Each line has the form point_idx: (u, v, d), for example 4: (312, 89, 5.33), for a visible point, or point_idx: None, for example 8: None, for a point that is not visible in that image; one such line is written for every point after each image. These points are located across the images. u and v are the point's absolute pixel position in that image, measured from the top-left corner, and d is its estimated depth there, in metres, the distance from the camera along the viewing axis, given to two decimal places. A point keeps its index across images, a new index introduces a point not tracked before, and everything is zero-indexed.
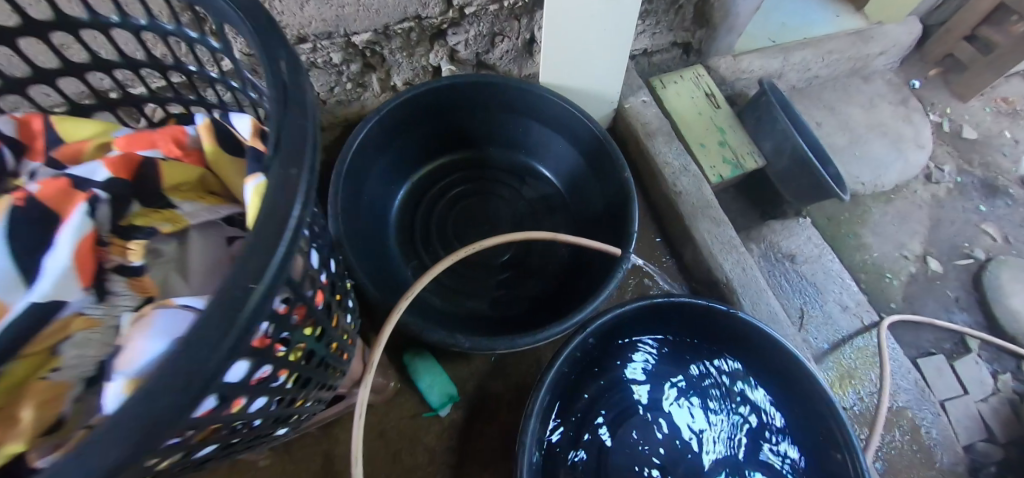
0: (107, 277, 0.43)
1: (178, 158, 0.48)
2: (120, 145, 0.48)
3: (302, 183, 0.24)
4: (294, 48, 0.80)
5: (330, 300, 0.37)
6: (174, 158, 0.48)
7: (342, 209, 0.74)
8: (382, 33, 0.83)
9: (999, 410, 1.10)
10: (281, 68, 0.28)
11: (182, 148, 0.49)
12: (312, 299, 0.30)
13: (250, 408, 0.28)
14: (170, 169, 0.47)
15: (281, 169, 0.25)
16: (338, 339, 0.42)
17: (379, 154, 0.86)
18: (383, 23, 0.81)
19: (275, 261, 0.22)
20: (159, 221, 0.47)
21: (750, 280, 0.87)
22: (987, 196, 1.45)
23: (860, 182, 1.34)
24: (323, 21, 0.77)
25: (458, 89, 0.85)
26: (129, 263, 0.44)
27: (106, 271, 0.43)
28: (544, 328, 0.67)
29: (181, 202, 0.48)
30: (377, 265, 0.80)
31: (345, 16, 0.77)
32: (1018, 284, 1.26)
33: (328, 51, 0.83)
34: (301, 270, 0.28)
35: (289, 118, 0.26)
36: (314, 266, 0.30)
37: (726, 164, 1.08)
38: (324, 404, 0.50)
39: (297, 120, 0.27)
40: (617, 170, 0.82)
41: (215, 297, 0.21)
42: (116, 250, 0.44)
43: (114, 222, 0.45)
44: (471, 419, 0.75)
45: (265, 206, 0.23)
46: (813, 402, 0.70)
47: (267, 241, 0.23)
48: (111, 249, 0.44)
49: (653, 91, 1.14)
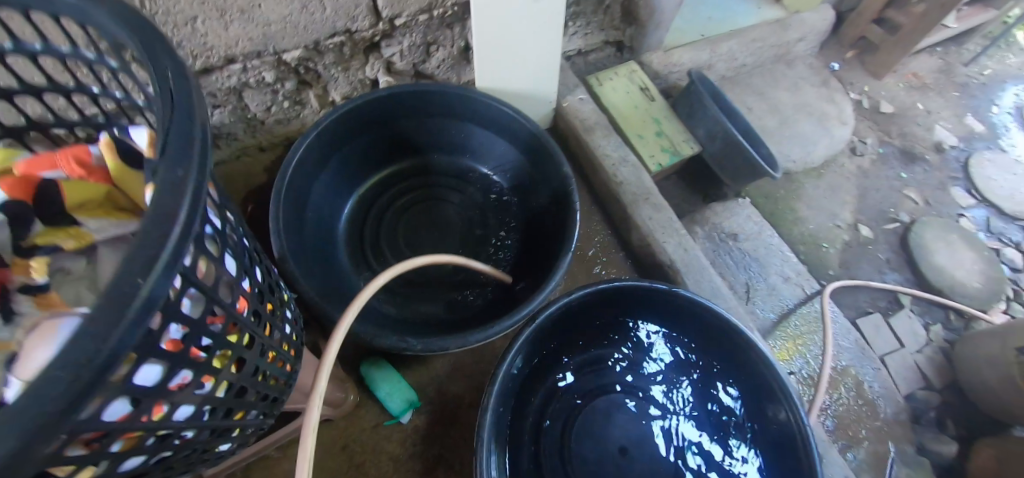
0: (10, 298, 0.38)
1: (80, 177, 0.43)
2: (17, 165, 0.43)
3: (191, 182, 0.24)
4: (223, 69, 0.79)
5: (257, 309, 0.38)
6: (76, 178, 0.43)
7: (283, 225, 0.73)
8: (313, 49, 0.83)
9: (933, 358, 1.18)
10: (166, 73, 0.28)
11: (85, 167, 0.44)
12: (231, 306, 0.32)
13: (174, 416, 0.29)
14: (72, 189, 0.42)
15: (168, 170, 0.24)
16: (274, 349, 0.43)
17: (320, 169, 0.85)
18: (313, 39, 0.81)
19: (166, 253, 0.22)
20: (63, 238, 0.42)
21: (692, 260, 0.90)
22: (907, 163, 1.56)
23: (792, 160, 1.42)
24: (251, 40, 0.77)
25: (395, 98, 0.86)
26: (34, 281, 0.40)
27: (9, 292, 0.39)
28: (495, 324, 0.68)
29: (86, 219, 0.42)
30: (326, 278, 0.80)
31: (273, 34, 0.77)
32: (940, 242, 1.37)
33: (259, 70, 0.82)
34: (214, 277, 0.30)
35: (174, 121, 0.26)
36: (229, 273, 0.32)
37: (664, 153, 1.13)
38: (272, 419, 0.51)
39: (182, 122, 0.26)
40: (556, 165, 0.84)
41: (102, 295, 0.21)
42: (18, 270, 0.40)
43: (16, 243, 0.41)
44: (433, 423, 0.76)
45: (149, 206, 0.23)
46: (756, 367, 0.74)
47: (156, 236, 0.22)
48: (13, 270, 0.40)
49: (590, 88, 1.18)
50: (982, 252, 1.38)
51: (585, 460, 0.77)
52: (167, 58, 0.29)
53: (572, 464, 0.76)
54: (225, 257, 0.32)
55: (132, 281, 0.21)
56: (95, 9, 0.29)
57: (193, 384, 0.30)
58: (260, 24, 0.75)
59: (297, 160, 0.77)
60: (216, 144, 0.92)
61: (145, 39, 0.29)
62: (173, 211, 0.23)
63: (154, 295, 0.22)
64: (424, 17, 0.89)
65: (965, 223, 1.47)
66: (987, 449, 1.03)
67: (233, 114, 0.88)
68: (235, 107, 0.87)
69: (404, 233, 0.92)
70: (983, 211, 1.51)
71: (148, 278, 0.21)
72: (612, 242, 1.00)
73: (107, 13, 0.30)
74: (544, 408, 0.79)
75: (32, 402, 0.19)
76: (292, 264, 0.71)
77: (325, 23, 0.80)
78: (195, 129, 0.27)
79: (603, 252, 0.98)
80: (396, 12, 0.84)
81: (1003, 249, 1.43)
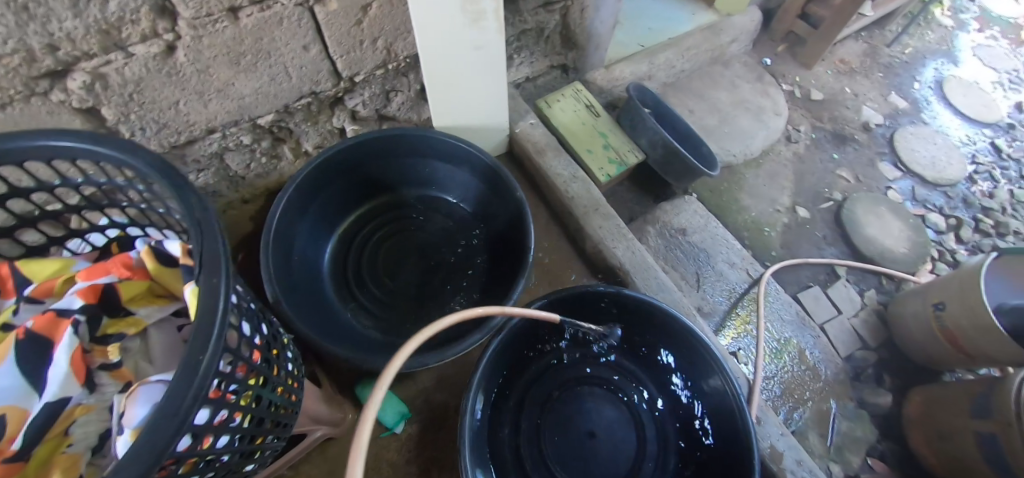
0: (95, 375, 0.54)
1: (129, 277, 0.57)
2: (81, 276, 0.57)
3: (223, 285, 0.35)
4: (205, 139, 0.89)
5: (266, 355, 0.49)
6: (126, 278, 0.57)
7: (275, 272, 0.84)
8: (284, 111, 0.94)
9: (868, 321, 1.33)
10: (192, 200, 0.39)
11: (131, 268, 0.58)
12: (250, 358, 0.43)
13: (218, 443, 0.40)
14: (126, 288, 0.57)
15: (207, 278, 0.35)
16: (281, 384, 0.54)
17: (302, 216, 0.95)
18: (283, 104, 0.92)
19: (214, 335, 0.34)
20: (126, 326, 0.57)
21: (640, 260, 1.01)
22: (839, 145, 1.71)
23: (732, 154, 1.55)
24: (228, 113, 0.86)
25: (363, 146, 0.96)
26: (110, 360, 0.55)
27: (93, 371, 0.54)
28: (467, 338, 0.79)
29: (138, 307, 0.58)
30: (318, 314, 0.90)
31: (248, 105, 0.87)
32: (870, 215, 1.52)
33: (237, 135, 0.92)
34: (237, 340, 0.41)
35: (204, 238, 0.37)
36: (246, 335, 0.43)
37: (612, 164, 1.25)
38: (285, 442, 0.61)
39: (208, 236, 0.37)
40: (511, 190, 0.96)
41: (178, 370, 0.32)
42: (98, 353, 0.55)
43: (92, 334, 0.55)
44: (424, 429, 0.87)
45: (200, 306, 0.34)
46: (696, 349, 0.85)
47: (205, 327, 0.34)
48: (94, 353, 0.54)
49: (540, 111, 1.30)
50: (908, 220, 1.54)
51: (558, 446, 0.89)
52: (189, 189, 0.39)
53: (548, 451, 0.88)
54: (243, 324, 0.43)
55: (193, 357, 0.33)
56: (127, 156, 0.40)
57: (229, 419, 0.41)
58: (235, 98, 0.85)
59: (281, 212, 0.87)
60: None
61: (170, 177, 0.39)
62: (212, 306, 0.34)
63: (208, 363, 0.33)
64: (380, 71, 0.99)
65: (893, 194, 1.62)
66: (916, 397, 1.17)
67: (216, 174, 0.99)
68: (218, 168, 0.97)
69: (383, 264, 1.02)
70: (908, 182, 1.67)
71: (206, 354, 0.33)
72: (572, 250, 1.11)
73: (135, 157, 0.40)
74: (520, 405, 0.91)
75: (144, 443, 0.31)
76: (286, 306, 0.81)
77: (293, 89, 0.90)
78: (218, 240, 0.37)
79: (563, 261, 1.10)
80: (354, 71, 0.95)
81: (929, 214, 1.60)
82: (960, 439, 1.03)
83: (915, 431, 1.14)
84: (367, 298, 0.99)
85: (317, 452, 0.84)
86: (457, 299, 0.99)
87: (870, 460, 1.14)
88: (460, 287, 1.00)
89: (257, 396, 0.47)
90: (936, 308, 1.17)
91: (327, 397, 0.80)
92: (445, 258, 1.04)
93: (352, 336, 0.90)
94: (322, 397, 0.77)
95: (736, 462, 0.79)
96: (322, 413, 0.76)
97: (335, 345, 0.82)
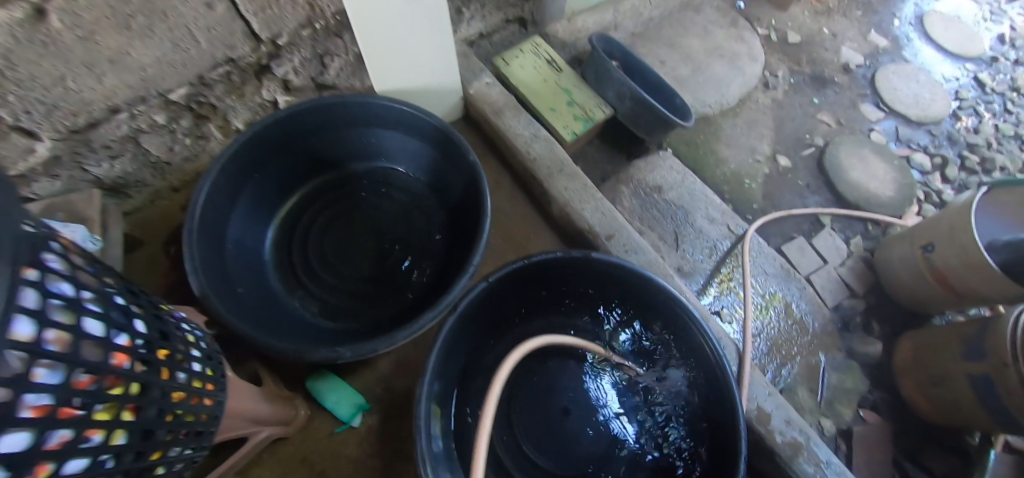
0: None
1: None
2: None
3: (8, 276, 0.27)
4: (112, 120, 0.80)
5: (146, 358, 0.42)
6: None
7: (201, 263, 0.75)
8: (199, 84, 0.84)
9: (856, 269, 1.27)
10: None
11: None
12: (102, 363, 0.35)
13: (65, 470, 0.33)
14: None
15: None
16: (178, 388, 0.46)
17: (233, 200, 0.86)
18: (195, 74, 0.82)
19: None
20: None
21: (611, 221, 0.93)
22: (819, 89, 1.62)
23: (707, 104, 1.47)
24: (130, 87, 0.77)
25: (296, 117, 0.87)
26: None
27: None
28: (420, 318, 0.72)
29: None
30: (258, 305, 0.82)
31: (152, 77, 0.77)
32: (853, 159, 1.45)
33: (149, 115, 0.83)
34: (73, 343, 0.33)
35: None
36: (93, 336, 0.35)
37: (577, 121, 1.16)
38: (204, 451, 0.54)
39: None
40: (463, 155, 0.87)
41: None
42: None
43: None
44: (385, 420, 0.80)
45: None
46: (673, 311, 0.78)
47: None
48: None
49: (498, 69, 1.19)
50: (892, 162, 1.48)
51: (532, 427, 0.83)
52: None
53: (518, 430, 0.82)
54: (89, 323, 0.35)
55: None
56: None
57: (77, 439, 0.33)
58: (136, 70, 0.75)
59: (203, 196, 0.78)
60: (126, 194, 0.93)
61: None
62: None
63: None
64: (307, 31, 0.88)
65: (877, 136, 1.55)
66: (906, 343, 1.12)
67: (134, 161, 0.89)
68: (134, 154, 0.87)
69: (332, 246, 0.94)
70: (891, 122, 1.60)
71: None
72: (537, 217, 1.02)
73: None
74: (489, 386, 0.84)
75: None
76: (215, 299, 0.72)
77: (203, 56, 0.80)
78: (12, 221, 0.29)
79: (530, 228, 1.01)
80: (275, 32, 0.84)
81: (913, 154, 1.53)
82: (952, 383, 0.99)
83: (906, 378, 1.10)
84: (316, 285, 0.90)
85: (268, 454, 0.77)
86: (415, 278, 0.91)
87: (862, 411, 1.10)
88: (417, 265, 0.92)
89: (133, 407, 0.40)
90: (924, 249, 1.11)
91: (270, 394, 0.73)
92: (400, 235, 0.95)
93: (299, 327, 0.82)
94: (261, 395, 0.70)
95: (723, 429, 0.73)
96: (262, 413, 0.69)
97: (275, 338, 0.74)
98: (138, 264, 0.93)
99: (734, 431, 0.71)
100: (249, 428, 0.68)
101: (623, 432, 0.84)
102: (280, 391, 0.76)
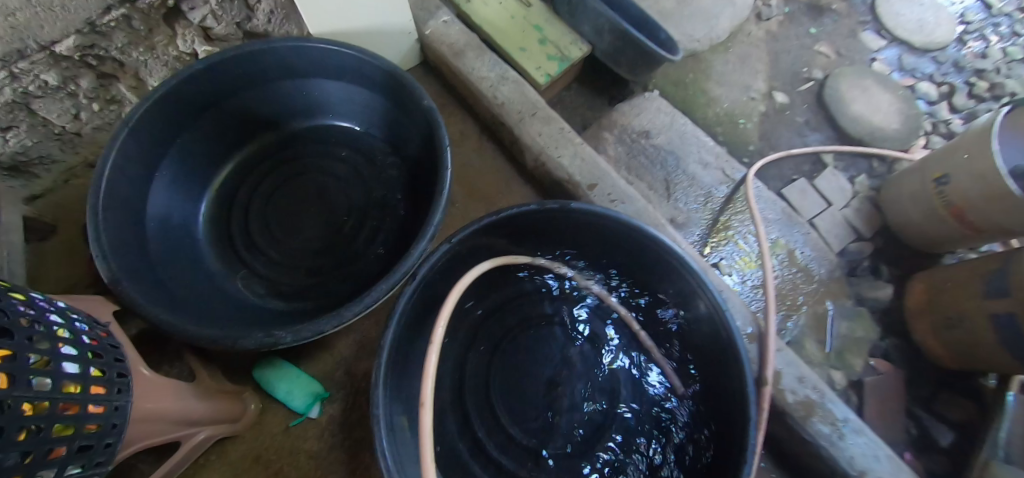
0: None
1: None
2: None
3: None
4: None
5: None
6: None
7: (111, 244, 0.63)
8: (91, 32, 0.69)
9: (862, 210, 1.17)
10: None
11: None
12: None
13: None
14: None
15: None
16: (30, 399, 0.36)
17: (152, 170, 0.73)
18: (84, 20, 0.67)
19: None
20: None
21: (593, 168, 0.82)
22: (816, 17, 1.48)
23: (695, 39, 1.34)
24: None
25: (217, 68, 0.73)
26: None
27: None
28: (371, 291, 0.61)
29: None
30: (190, 289, 0.70)
31: (25, 25, 0.62)
32: (854, 91, 1.34)
33: (35, 73, 0.68)
34: None
35: None
36: None
37: (552, 61, 1.04)
38: (99, 468, 0.44)
39: None
40: (417, 100, 0.75)
41: None
42: None
43: None
44: (349, 408, 0.71)
45: None
46: (667, 263, 0.68)
47: None
48: None
49: (458, 8, 1.05)
50: (896, 93, 1.36)
51: (516, 403, 0.73)
52: None
53: (499, 409, 0.72)
54: None
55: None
56: None
57: None
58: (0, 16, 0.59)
59: (109, 165, 0.65)
60: (32, 174, 0.79)
61: None
62: None
63: None
64: None
65: (879, 66, 1.42)
66: (918, 286, 1.03)
67: (33, 132, 0.75)
68: (30, 124, 0.74)
69: (277, 216, 0.82)
70: (894, 51, 1.48)
71: None
72: (510, 171, 0.91)
73: None
74: (465, 362, 0.74)
75: None
76: (129, 285, 0.61)
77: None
78: None
79: (503, 183, 0.90)
80: None
81: (918, 84, 1.42)
82: (971, 323, 0.89)
83: (918, 322, 1.02)
84: (261, 262, 0.79)
85: (215, 456, 0.67)
86: (373, 247, 0.80)
87: (873, 361, 1.03)
88: (375, 232, 0.81)
89: None
90: (937, 182, 1.00)
91: (207, 388, 0.63)
92: (355, 200, 0.84)
93: (241, 311, 0.72)
94: (192, 390, 0.60)
95: (731, 394, 0.64)
96: (194, 412, 0.59)
97: (208, 325, 0.63)
98: (58, 254, 0.82)
99: (742, 397, 0.61)
100: (179, 430, 0.58)
101: (619, 404, 0.74)
102: (220, 384, 0.65)
